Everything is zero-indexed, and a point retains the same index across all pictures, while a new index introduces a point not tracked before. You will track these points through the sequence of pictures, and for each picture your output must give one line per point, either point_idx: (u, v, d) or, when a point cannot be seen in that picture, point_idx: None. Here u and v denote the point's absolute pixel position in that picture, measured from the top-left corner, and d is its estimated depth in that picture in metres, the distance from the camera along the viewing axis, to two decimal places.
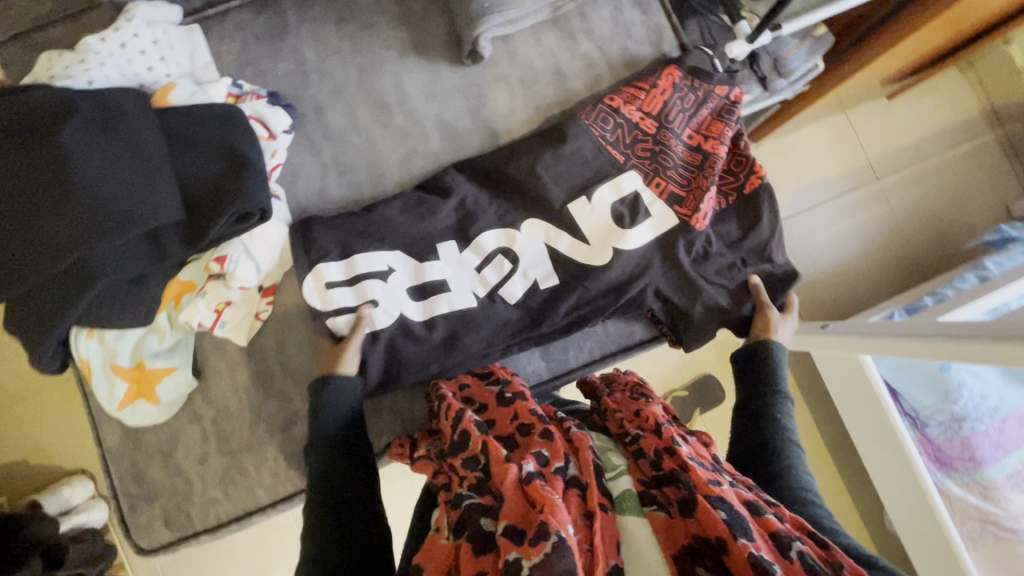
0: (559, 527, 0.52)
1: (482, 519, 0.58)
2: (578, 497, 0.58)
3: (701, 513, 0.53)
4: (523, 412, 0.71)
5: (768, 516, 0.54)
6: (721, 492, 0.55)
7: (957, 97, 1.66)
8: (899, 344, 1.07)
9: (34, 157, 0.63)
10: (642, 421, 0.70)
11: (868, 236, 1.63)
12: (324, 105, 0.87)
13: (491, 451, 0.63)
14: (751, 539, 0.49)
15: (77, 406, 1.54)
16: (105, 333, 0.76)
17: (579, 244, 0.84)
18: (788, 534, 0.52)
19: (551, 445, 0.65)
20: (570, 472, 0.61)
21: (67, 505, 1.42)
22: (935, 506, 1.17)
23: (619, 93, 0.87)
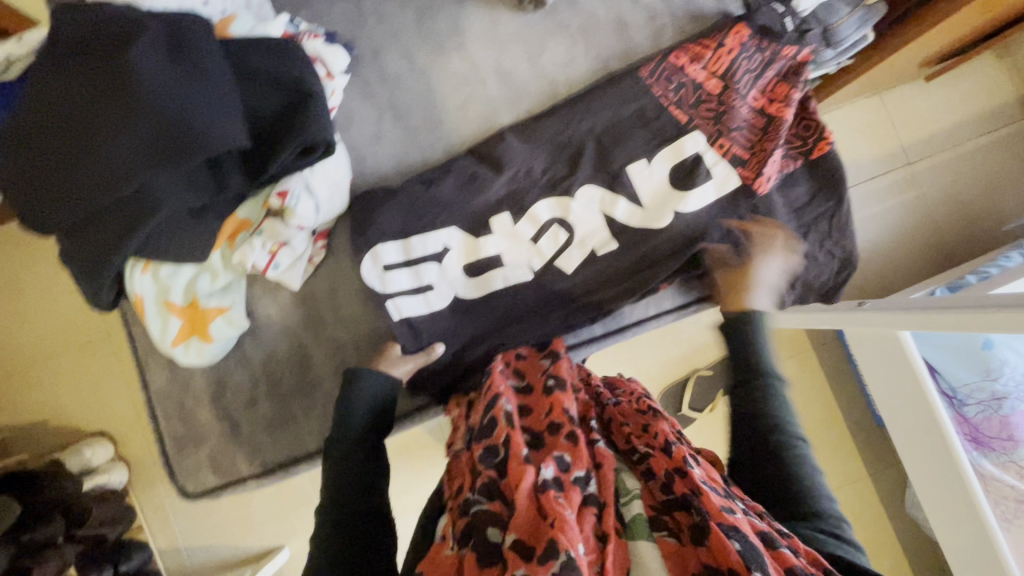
0: (570, 546, 0.50)
1: (489, 529, 0.56)
2: (593, 515, 0.55)
3: (713, 540, 0.51)
4: (556, 408, 0.67)
5: (783, 550, 0.52)
6: (735, 521, 0.53)
7: (991, 82, 1.58)
8: (942, 317, 1.05)
9: (108, 76, 0.63)
10: (651, 439, 0.66)
11: (900, 221, 1.57)
12: (381, 47, 0.85)
13: (512, 449, 0.62)
14: (765, 573, 0.48)
15: (99, 369, 1.52)
16: (160, 268, 0.74)
17: (636, 209, 0.82)
18: (803, 571, 0.50)
19: (575, 449, 0.62)
20: (590, 487, 0.58)
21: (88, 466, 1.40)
22: (969, 485, 1.17)
23: (685, 51, 0.84)
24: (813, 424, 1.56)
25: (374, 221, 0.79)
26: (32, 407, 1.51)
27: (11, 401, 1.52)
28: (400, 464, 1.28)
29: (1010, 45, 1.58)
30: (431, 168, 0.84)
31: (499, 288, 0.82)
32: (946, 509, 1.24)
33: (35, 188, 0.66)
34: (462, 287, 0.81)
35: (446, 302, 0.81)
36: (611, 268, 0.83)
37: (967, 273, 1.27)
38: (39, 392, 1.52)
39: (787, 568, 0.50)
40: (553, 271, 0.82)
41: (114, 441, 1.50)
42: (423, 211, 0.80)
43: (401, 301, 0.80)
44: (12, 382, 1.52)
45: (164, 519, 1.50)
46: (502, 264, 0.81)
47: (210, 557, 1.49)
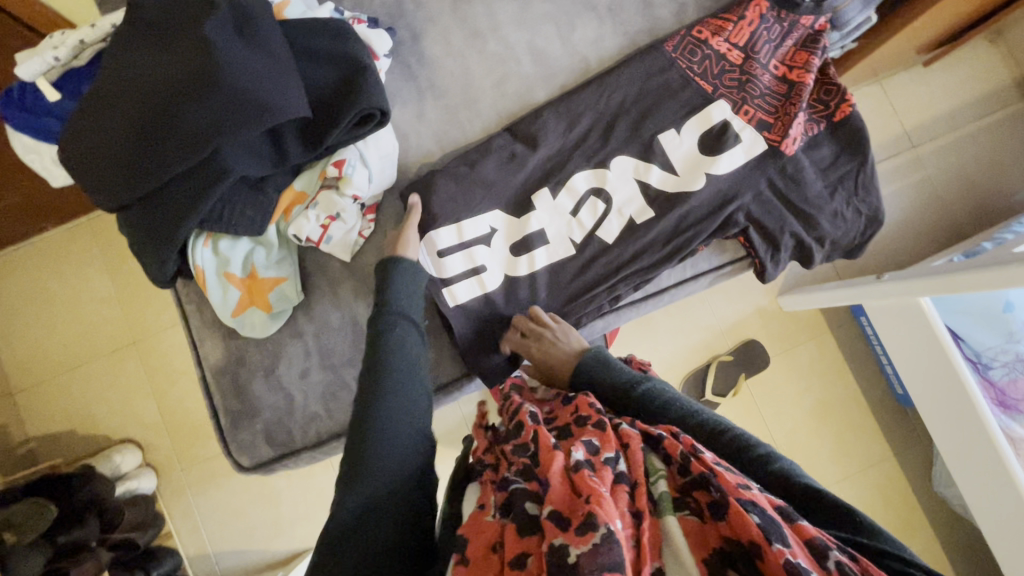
0: (607, 519, 0.45)
1: (526, 503, 0.50)
2: (626, 493, 0.50)
3: (731, 515, 0.46)
4: (582, 405, 0.65)
5: (804, 522, 0.47)
6: (753, 495, 0.48)
7: (987, 65, 1.62)
8: (969, 278, 1.07)
9: (183, 51, 0.67)
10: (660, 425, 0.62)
11: (907, 203, 1.60)
12: (420, 33, 0.89)
13: (540, 439, 0.57)
14: (787, 545, 0.43)
15: (127, 375, 1.44)
16: (220, 241, 0.78)
17: (669, 175, 0.85)
18: (826, 543, 0.45)
19: (602, 434, 0.57)
20: (620, 466, 0.53)
21: (118, 471, 1.33)
22: (1001, 450, 1.16)
23: (706, 25, 0.88)
24: (838, 404, 1.57)
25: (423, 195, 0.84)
26: (56, 417, 1.43)
27: (30, 413, 1.43)
28: None
29: (998, 34, 1.62)
30: (469, 146, 0.88)
31: (544, 265, 0.84)
32: (980, 475, 1.24)
33: (103, 161, 0.70)
34: (510, 265, 0.84)
35: (498, 282, 0.84)
36: (649, 235, 0.84)
37: (983, 241, 1.30)
38: (64, 402, 1.43)
39: (809, 540, 0.45)
40: (594, 239, 0.85)
41: (141, 448, 1.41)
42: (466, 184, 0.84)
43: (456, 280, 0.83)
44: (34, 394, 1.43)
45: (193, 526, 1.40)
46: (545, 241, 0.84)
47: (241, 563, 1.40)
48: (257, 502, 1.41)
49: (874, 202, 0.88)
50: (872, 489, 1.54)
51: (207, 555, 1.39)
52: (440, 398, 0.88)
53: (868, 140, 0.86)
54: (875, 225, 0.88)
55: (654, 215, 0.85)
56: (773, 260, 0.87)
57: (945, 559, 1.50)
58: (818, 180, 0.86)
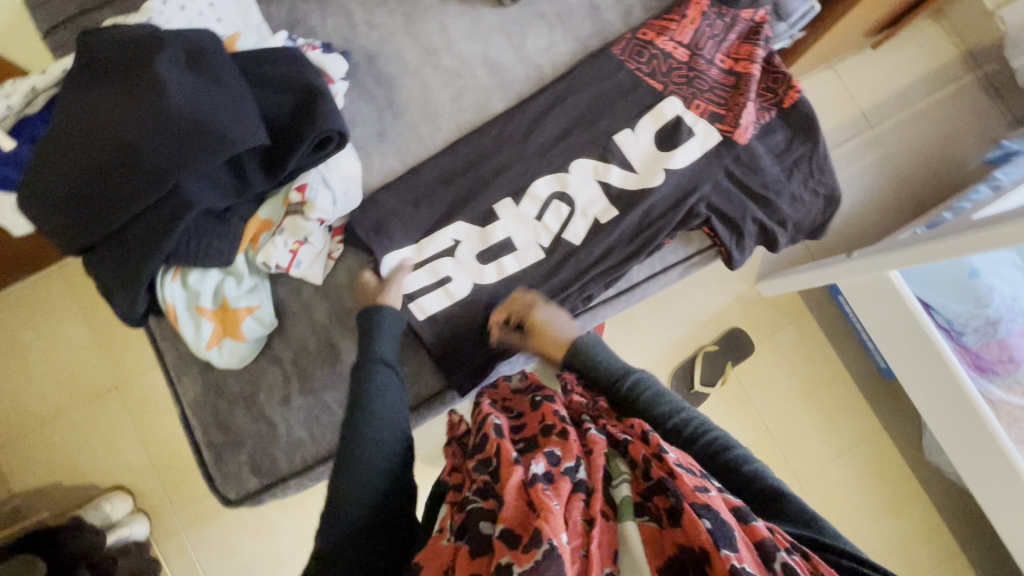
0: (553, 534, 0.49)
1: (480, 523, 0.54)
2: (581, 501, 0.55)
3: (685, 522, 0.51)
4: (548, 414, 0.69)
5: (756, 523, 0.52)
6: (707, 499, 0.53)
7: (934, 44, 1.68)
8: (937, 247, 1.09)
9: (134, 88, 0.67)
10: (629, 426, 0.67)
11: (871, 181, 1.64)
12: (375, 54, 0.91)
13: (501, 454, 0.61)
14: (734, 550, 0.48)
15: (112, 420, 1.42)
16: (188, 274, 0.77)
17: (628, 173, 0.87)
18: (774, 544, 0.50)
19: (565, 444, 0.62)
20: (579, 475, 0.58)
21: (109, 520, 1.30)
22: (981, 412, 1.19)
23: (651, 27, 0.90)
24: (824, 383, 1.59)
25: (391, 213, 0.85)
26: (41, 469, 1.40)
27: (15, 468, 1.40)
28: (426, 469, 1.27)
29: (940, 12, 1.68)
30: (431, 158, 0.89)
31: (514, 271, 0.86)
32: (961, 440, 1.28)
33: (63, 204, 0.69)
34: (481, 275, 0.85)
35: (468, 291, 0.85)
36: (616, 232, 0.86)
37: (943, 212, 1.33)
38: (47, 454, 1.40)
39: (758, 542, 0.50)
40: (562, 242, 0.86)
41: (131, 493, 1.39)
42: (431, 198, 0.87)
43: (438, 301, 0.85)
44: (18, 448, 1.40)
45: (189, 568, 1.37)
46: (513, 248, 0.86)
47: None
48: (256, 537, 1.39)
49: (829, 181, 0.90)
50: (866, 463, 1.56)
51: None
52: (423, 413, 0.88)
53: (817, 122, 0.90)
54: (833, 205, 0.91)
55: (617, 214, 0.86)
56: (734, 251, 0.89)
57: (943, 525, 1.53)
58: (773, 165, 0.88)
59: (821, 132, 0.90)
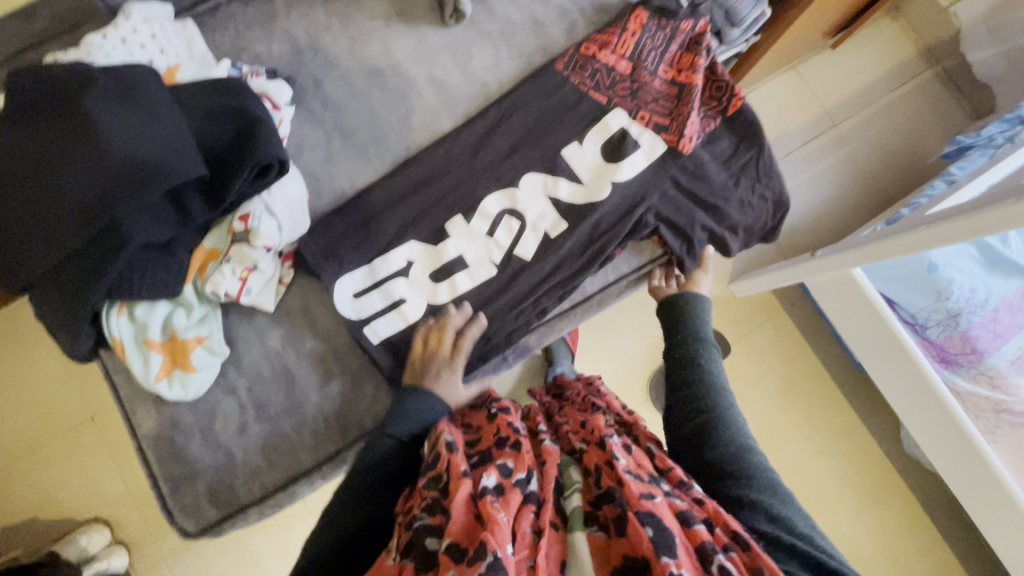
0: (497, 546, 0.50)
1: (426, 539, 0.54)
2: (530, 512, 0.57)
3: (630, 531, 0.52)
4: (504, 426, 0.72)
5: (697, 526, 0.54)
6: (652, 507, 0.53)
7: (892, 41, 1.70)
8: (888, 245, 1.11)
9: (65, 125, 0.67)
10: (586, 433, 0.70)
11: (836, 179, 1.66)
12: (321, 78, 0.91)
13: (452, 469, 0.63)
14: (673, 557, 0.49)
15: (87, 452, 1.40)
16: (136, 308, 0.77)
17: (577, 187, 0.87)
18: (714, 547, 0.52)
19: (517, 456, 0.65)
20: (531, 486, 0.60)
21: (86, 554, 1.29)
22: (946, 402, 1.21)
23: (593, 41, 0.91)
24: (801, 380, 1.61)
25: (341, 237, 0.85)
26: (15, 505, 1.38)
27: None
28: None
29: (897, 11, 1.70)
30: (382, 179, 0.89)
31: (467, 288, 0.86)
32: (933, 433, 1.29)
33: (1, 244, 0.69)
34: (433, 293, 0.85)
35: (421, 311, 0.85)
36: (567, 246, 0.87)
37: (902, 207, 1.35)
38: (23, 488, 1.38)
39: (697, 546, 0.51)
40: (513, 258, 0.86)
41: (109, 525, 1.37)
42: (380, 217, 0.87)
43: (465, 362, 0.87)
44: None
45: None
46: (465, 265, 0.86)
47: None
48: (238, 563, 1.37)
49: (777, 188, 0.91)
50: (846, 458, 1.57)
51: None
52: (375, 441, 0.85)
53: (761, 129, 0.91)
54: (781, 210, 0.91)
55: (568, 227, 0.87)
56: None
57: (924, 517, 1.54)
58: (718, 173, 0.89)
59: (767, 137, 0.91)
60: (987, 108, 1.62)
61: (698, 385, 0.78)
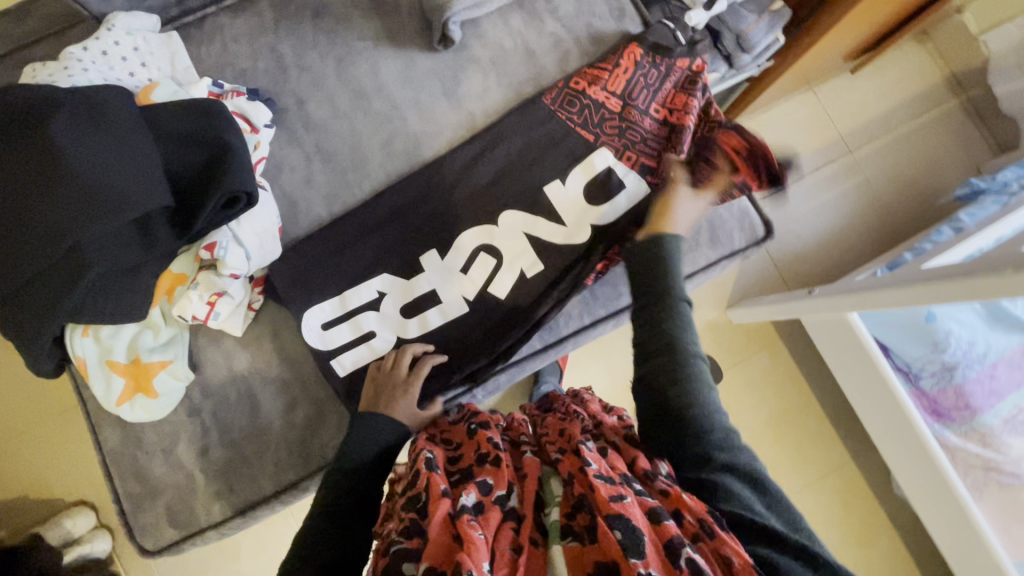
0: (474, 566, 0.47)
1: (404, 564, 0.52)
2: (510, 530, 0.54)
3: (600, 536, 0.50)
4: (483, 439, 0.67)
5: (668, 520, 0.51)
6: (621, 508, 0.51)
7: (918, 66, 1.57)
8: (883, 296, 1.06)
9: (27, 151, 0.66)
10: (565, 440, 0.65)
11: (848, 208, 1.53)
12: (304, 98, 0.89)
13: (431, 487, 0.58)
14: (641, 557, 0.47)
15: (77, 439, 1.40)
16: (100, 329, 0.77)
17: (557, 227, 0.85)
18: (682, 538, 0.49)
19: (497, 470, 0.61)
20: (510, 502, 0.57)
21: (70, 536, 1.29)
22: (938, 456, 1.17)
23: (584, 75, 0.88)
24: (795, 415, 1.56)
25: (312, 265, 0.84)
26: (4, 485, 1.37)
27: None
28: None
29: (925, 34, 1.56)
30: (358, 205, 0.87)
31: (438, 324, 0.84)
32: (924, 487, 1.24)
33: None
34: (402, 328, 0.83)
35: (389, 346, 0.83)
36: (544, 288, 0.85)
37: (905, 251, 1.31)
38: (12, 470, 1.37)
39: (666, 541, 0.49)
40: (486, 296, 0.84)
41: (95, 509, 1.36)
42: (354, 245, 0.85)
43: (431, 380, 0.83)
44: None
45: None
46: (437, 301, 0.84)
47: None
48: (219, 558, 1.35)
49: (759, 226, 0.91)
50: (832, 497, 1.53)
51: None
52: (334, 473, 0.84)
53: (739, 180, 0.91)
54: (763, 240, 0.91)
55: (544, 269, 0.85)
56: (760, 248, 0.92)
57: (911, 563, 1.49)
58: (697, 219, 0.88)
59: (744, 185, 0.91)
60: (1012, 142, 1.50)
61: (671, 352, 0.62)
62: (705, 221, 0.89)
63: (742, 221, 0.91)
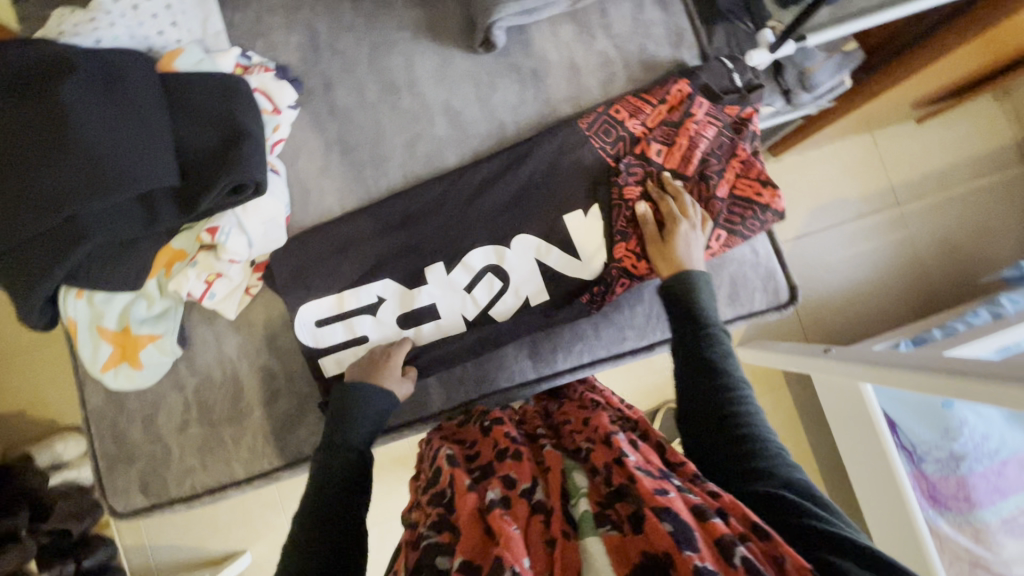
0: (515, 561, 0.44)
1: (437, 558, 0.49)
2: (541, 523, 0.52)
3: (647, 528, 0.46)
4: (501, 436, 0.67)
5: (715, 518, 0.46)
6: (667, 501, 0.47)
7: (991, 125, 1.45)
8: (901, 376, 0.98)
9: (37, 113, 0.64)
10: (592, 432, 0.63)
11: (884, 262, 1.44)
12: (332, 82, 0.86)
13: (456, 483, 0.58)
14: (695, 550, 0.42)
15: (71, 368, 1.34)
16: (94, 294, 0.76)
17: (569, 259, 0.80)
18: (732, 536, 0.44)
19: (519, 465, 0.59)
20: (537, 495, 0.55)
21: (59, 460, 1.21)
22: (925, 550, 1.07)
23: (625, 105, 0.82)
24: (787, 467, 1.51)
25: (314, 260, 0.81)
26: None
27: None
28: None
29: (1005, 92, 1.44)
30: (371, 204, 0.84)
31: (432, 338, 0.81)
32: None
33: None
34: (396, 338, 0.81)
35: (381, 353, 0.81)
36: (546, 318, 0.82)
37: (934, 326, 1.24)
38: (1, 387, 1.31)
39: (717, 537, 0.44)
40: (487, 319, 0.81)
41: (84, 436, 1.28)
42: (359, 245, 0.82)
43: (431, 390, 0.85)
44: None
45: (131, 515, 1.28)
46: (435, 317, 0.80)
47: (175, 557, 1.29)
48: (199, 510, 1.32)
49: (783, 291, 0.86)
50: None
51: (142, 545, 1.29)
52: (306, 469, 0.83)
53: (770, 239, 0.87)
54: (786, 305, 0.86)
55: (550, 302, 0.81)
56: (782, 312, 0.87)
57: None
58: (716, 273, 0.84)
59: (776, 244, 0.87)
60: None
61: (712, 374, 0.65)
62: (727, 274, 0.85)
63: (767, 283, 0.86)
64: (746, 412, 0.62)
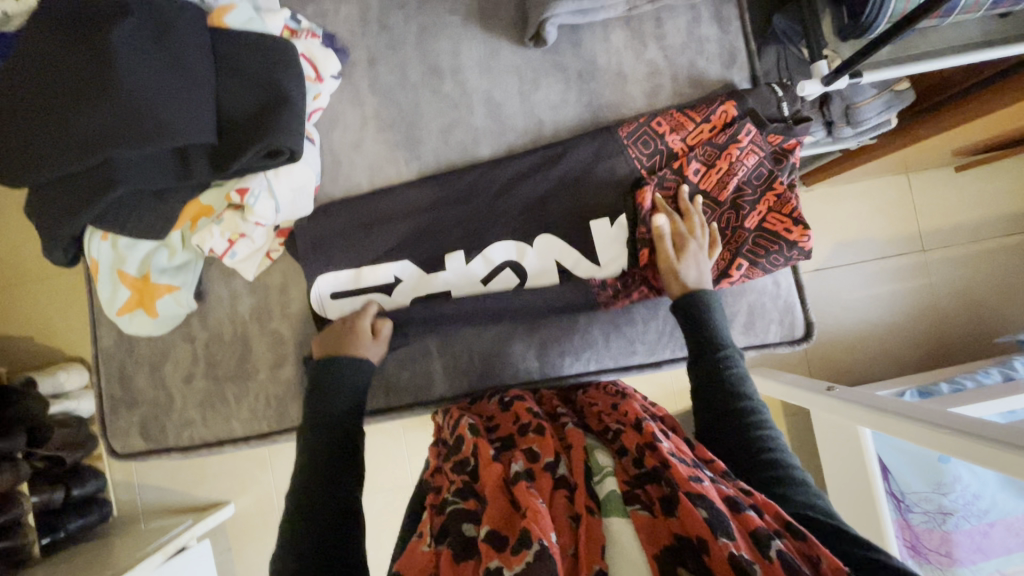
0: (542, 534, 0.45)
1: (463, 524, 0.50)
2: (565, 497, 0.52)
3: (681, 512, 0.47)
4: (522, 412, 0.68)
5: (749, 512, 0.48)
6: (701, 489, 0.48)
7: None
8: (902, 427, 0.96)
9: (85, 54, 0.65)
10: (621, 415, 0.63)
11: (900, 307, 1.42)
12: (377, 58, 0.85)
13: (480, 453, 0.59)
14: (732, 539, 0.43)
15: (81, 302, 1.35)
16: (119, 238, 0.77)
17: (590, 265, 0.80)
18: (768, 531, 0.46)
19: (542, 440, 0.60)
20: (560, 469, 0.55)
21: (60, 389, 1.22)
22: None
23: (669, 118, 0.81)
24: None
25: (336, 233, 0.81)
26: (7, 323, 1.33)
27: None
28: None
29: None
30: (400, 185, 0.84)
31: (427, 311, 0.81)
32: None
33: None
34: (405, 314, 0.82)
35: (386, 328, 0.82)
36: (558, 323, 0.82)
37: (941, 380, 1.23)
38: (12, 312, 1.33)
39: (752, 530, 0.45)
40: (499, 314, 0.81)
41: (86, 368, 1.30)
42: (382, 224, 0.82)
43: (434, 376, 0.85)
44: None
45: None
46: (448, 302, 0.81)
47: (161, 498, 1.32)
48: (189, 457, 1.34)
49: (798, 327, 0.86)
50: None
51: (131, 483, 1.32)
52: None
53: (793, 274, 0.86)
54: (798, 341, 0.86)
55: (563, 306, 0.81)
56: (794, 348, 0.87)
57: None
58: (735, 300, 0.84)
59: (799, 279, 0.86)
60: None
61: (729, 401, 0.66)
62: (745, 303, 0.84)
63: (784, 317, 0.85)
64: (763, 437, 0.63)
